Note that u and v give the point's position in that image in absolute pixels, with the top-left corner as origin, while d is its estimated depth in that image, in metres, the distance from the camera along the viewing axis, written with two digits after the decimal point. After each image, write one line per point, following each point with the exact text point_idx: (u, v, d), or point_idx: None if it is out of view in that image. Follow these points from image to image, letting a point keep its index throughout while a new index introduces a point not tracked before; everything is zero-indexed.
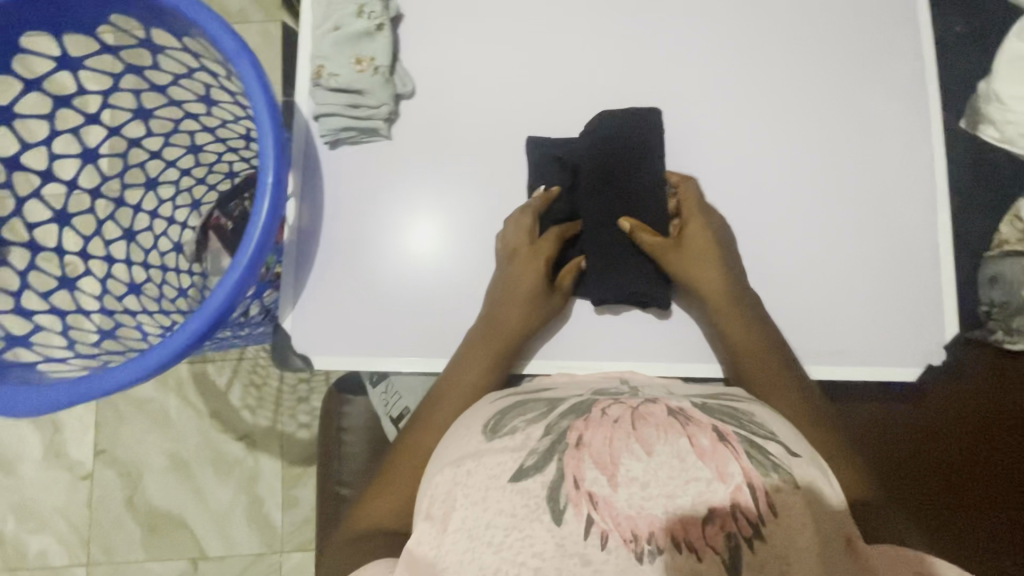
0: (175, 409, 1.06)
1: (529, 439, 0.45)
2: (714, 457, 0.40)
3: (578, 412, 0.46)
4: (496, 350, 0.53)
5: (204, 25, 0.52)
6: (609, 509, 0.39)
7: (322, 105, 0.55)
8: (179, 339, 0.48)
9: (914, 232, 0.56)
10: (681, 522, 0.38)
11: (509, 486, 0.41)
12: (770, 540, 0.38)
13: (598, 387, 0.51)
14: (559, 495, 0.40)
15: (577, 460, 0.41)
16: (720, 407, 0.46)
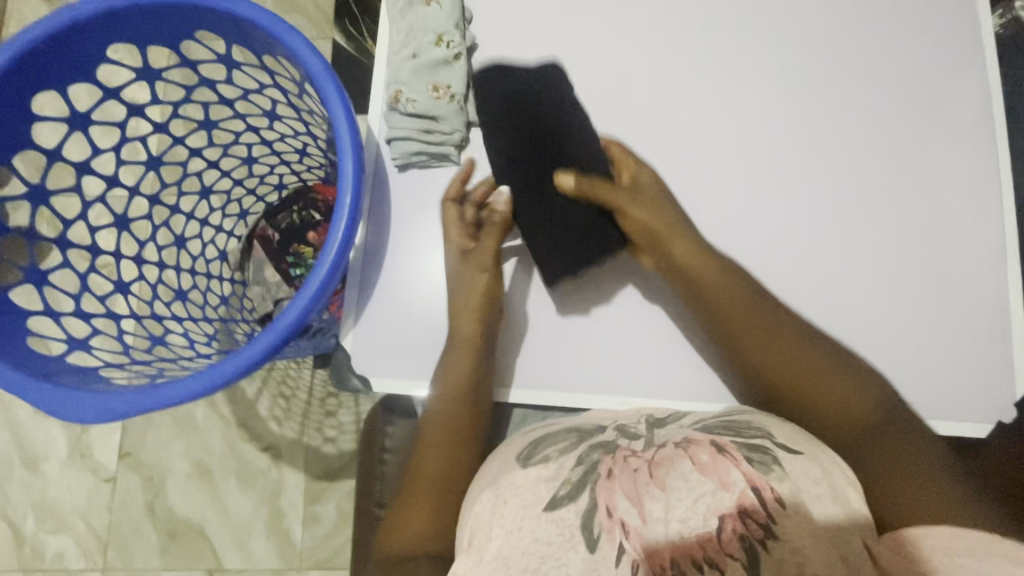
0: (202, 415, 1.06)
1: (563, 469, 0.46)
2: (715, 470, 0.42)
3: (606, 446, 0.48)
4: (455, 364, 0.53)
5: (291, 44, 0.52)
6: (641, 539, 0.41)
7: (396, 129, 0.56)
8: (252, 353, 0.48)
9: (983, 288, 0.56)
10: (703, 541, 0.40)
11: (544, 515, 0.43)
12: (784, 536, 0.39)
13: (621, 421, 0.52)
14: (592, 524, 0.42)
15: (609, 490, 0.43)
16: (718, 422, 0.48)
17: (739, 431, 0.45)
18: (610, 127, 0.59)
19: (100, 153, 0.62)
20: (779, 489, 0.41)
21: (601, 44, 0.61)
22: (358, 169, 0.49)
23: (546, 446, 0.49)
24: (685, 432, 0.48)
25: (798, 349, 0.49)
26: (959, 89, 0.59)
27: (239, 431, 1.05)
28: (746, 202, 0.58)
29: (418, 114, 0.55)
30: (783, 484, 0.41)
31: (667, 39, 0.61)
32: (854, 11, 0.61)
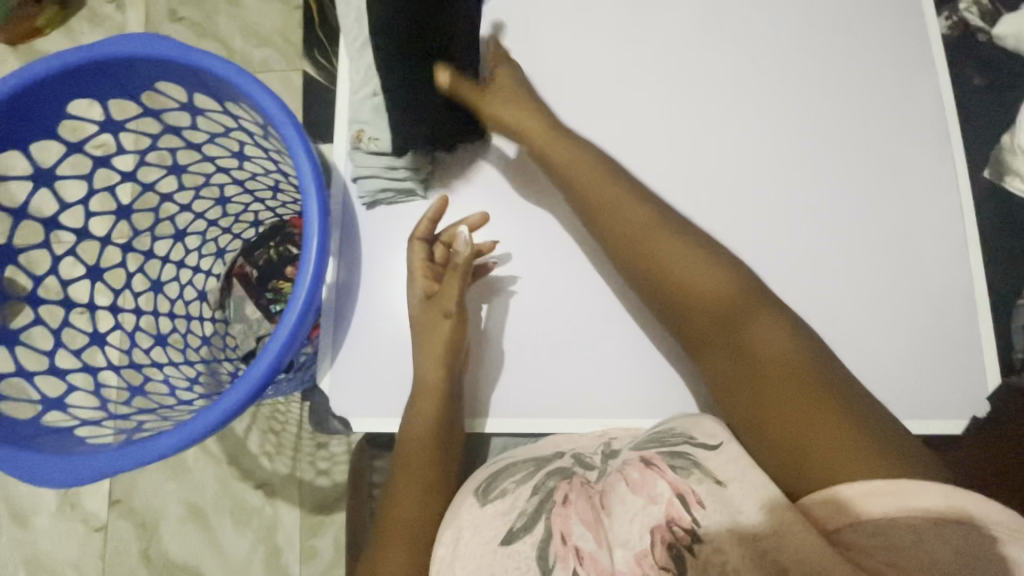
0: (192, 456, 1.05)
1: (518, 500, 0.48)
2: (643, 485, 0.42)
3: (562, 473, 0.49)
4: (426, 412, 0.52)
5: (254, 94, 0.53)
6: (594, 563, 0.41)
7: (361, 167, 0.57)
8: (228, 404, 0.48)
9: (949, 284, 0.57)
10: (641, 556, 0.40)
11: (501, 551, 0.44)
12: (708, 538, 0.38)
13: (580, 447, 0.53)
14: (547, 553, 0.43)
15: (563, 517, 0.44)
16: (648, 437, 0.48)
17: (663, 441, 0.45)
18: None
19: (65, 208, 0.61)
20: (700, 491, 0.41)
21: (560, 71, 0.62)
22: (323, 212, 0.49)
23: (502, 480, 0.50)
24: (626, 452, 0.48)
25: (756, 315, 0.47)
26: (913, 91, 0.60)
27: (231, 469, 1.04)
28: (712, 215, 0.59)
29: (382, 151, 0.56)
30: (704, 486, 0.41)
31: (625, 61, 0.62)
32: (805, 22, 0.62)
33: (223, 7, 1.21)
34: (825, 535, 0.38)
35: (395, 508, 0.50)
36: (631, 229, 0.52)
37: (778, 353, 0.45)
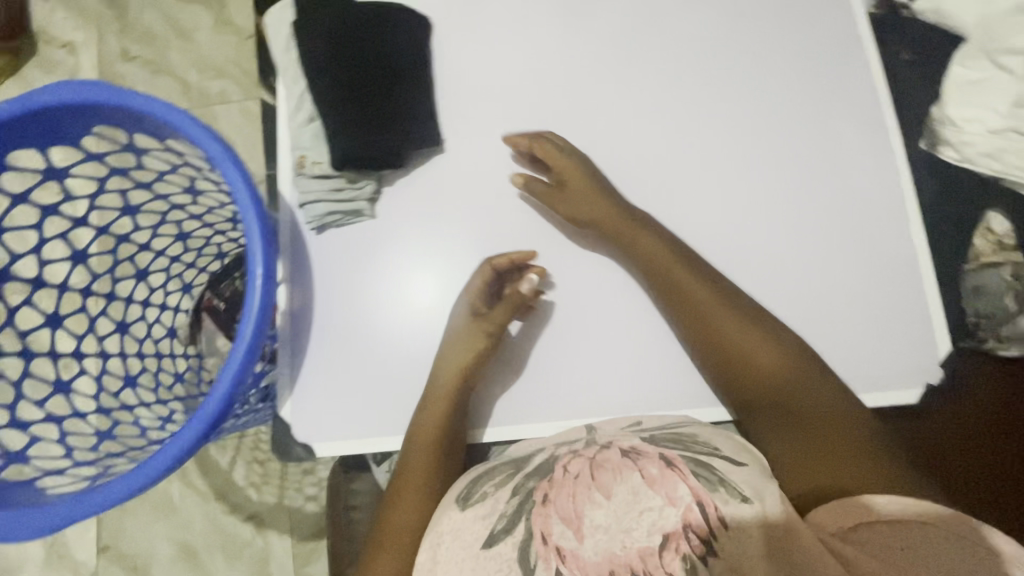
0: (178, 495, 1.04)
1: (498, 502, 0.46)
2: (663, 484, 0.41)
3: (541, 473, 0.47)
4: (440, 423, 0.53)
5: (189, 130, 0.53)
6: (576, 560, 0.40)
7: (305, 193, 0.57)
8: (183, 442, 0.48)
9: (895, 257, 0.58)
10: (643, 554, 0.39)
11: (482, 554, 0.43)
12: (723, 554, 0.38)
13: (564, 438, 0.53)
14: (528, 554, 0.41)
15: (544, 515, 0.42)
16: (667, 435, 0.48)
17: (686, 445, 0.45)
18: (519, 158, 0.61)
19: (16, 258, 0.60)
20: (723, 508, 0.39)
21: (499, 81, 0.62)
22: (266, 242, 0.50)
23: (483, 482, 0.49)
24: (634, 439, 0.48)
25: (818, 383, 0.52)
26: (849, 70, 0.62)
27: (218, 504, 1.04)
28: (659, 210, 0.60)
29: (325, 175, 0.57)
30: (727, 501, 0.40)
31: (562, 65, 0.63)
32: (734, 13, 0.63)
33: (175, 42, 1.20)
34: (832, 532, 0.43)
35: (387, 526, 0.50)
36: (699, 316, 0.54)
37: (785, 385, 0.52)
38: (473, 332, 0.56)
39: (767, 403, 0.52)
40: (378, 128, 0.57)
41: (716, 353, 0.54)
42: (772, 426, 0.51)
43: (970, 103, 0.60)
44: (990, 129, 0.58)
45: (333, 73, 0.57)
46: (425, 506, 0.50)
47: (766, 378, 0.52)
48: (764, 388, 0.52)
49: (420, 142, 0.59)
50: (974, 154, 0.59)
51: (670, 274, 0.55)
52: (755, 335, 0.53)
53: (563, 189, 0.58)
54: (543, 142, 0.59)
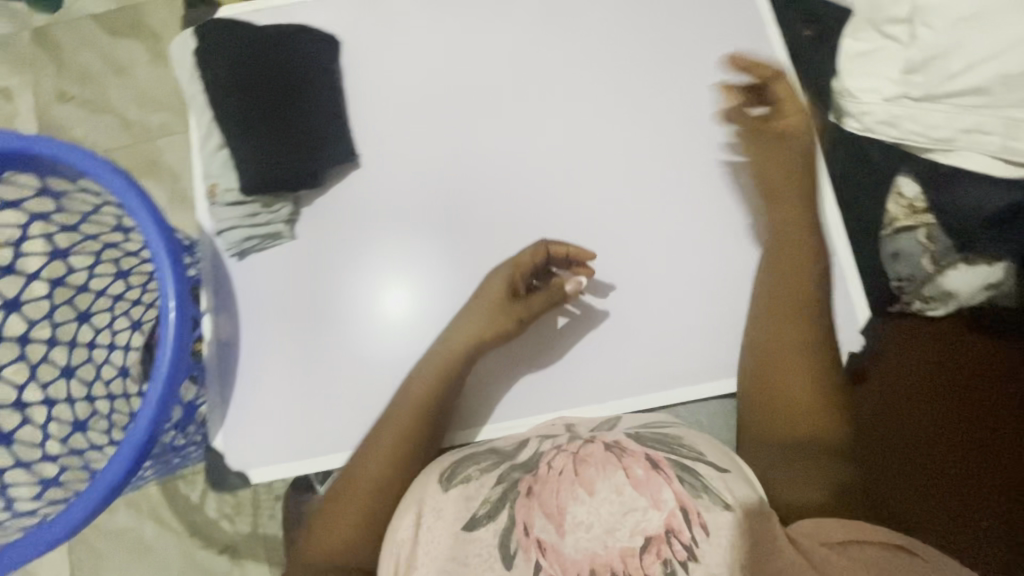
0: (151, 533, 1.03)
1: (483, 487, 0.48)
2: (648, 486, 0.44)
3: (525, 465, 0.49)
4: (428, 412, 0.54)
5: (92, 170, 0.53)
6: (556, 554, 0.42)
7: (222, 221, 0.58)
8: (108, 479, 0.48)
9: (810, 233, 0.59)
10: (624, 554, 0.41)
11: (462, 537, 0.45)
12: (703, 559, 0.41)
13: (542, 432, 0.55)
14: (509, 541, 0.44)
15: (527, 508, 0.45)
16: (653, 435, 0.50)
17: (673, 448, 0.48)
18: (438, 169, 0.61)
19: None
20: (705, 514, 0.43)
21: (411, 93, 0.63)
22: (176, 275, 0.50)
23: (469, 466, 0.50)
24: (618, 436, 0.50)
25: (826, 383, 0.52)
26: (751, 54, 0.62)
27: (193, 539, 1.02)
28: (579, 206, 0.61)
29: (239, 203, 0.57)
30: (709, 506, 0.43)
31: (474, 74, 0.63)
32: (640, 7, 0.64)
33: (110, 78, 1.18)
34: (825, 543, 0.44)
35: (358, 470, 0.52)
36: (804, 282, 0.55)
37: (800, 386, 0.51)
38: (501, 314, 0.55)
39: (790, 376, 0.52)
40: (284, 150, 0.57)
41: (768, 330, 0.54)
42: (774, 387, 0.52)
43: (863, 73, 0.57)
44: (884, 98, 0.56)
45: (235, 100, 0.57)
46: (397, 461, 0.52)
47: (788, 348, 0.53)
48: (785, 360, 0.53)
49: (333, 162, 0.59)
50: (872, 123, 0.58)
51: (788, 234, 0.57)
52: (809, 313, 0.54)
53: (784, 136, 0.58)
54: (779, 80, 0.58)
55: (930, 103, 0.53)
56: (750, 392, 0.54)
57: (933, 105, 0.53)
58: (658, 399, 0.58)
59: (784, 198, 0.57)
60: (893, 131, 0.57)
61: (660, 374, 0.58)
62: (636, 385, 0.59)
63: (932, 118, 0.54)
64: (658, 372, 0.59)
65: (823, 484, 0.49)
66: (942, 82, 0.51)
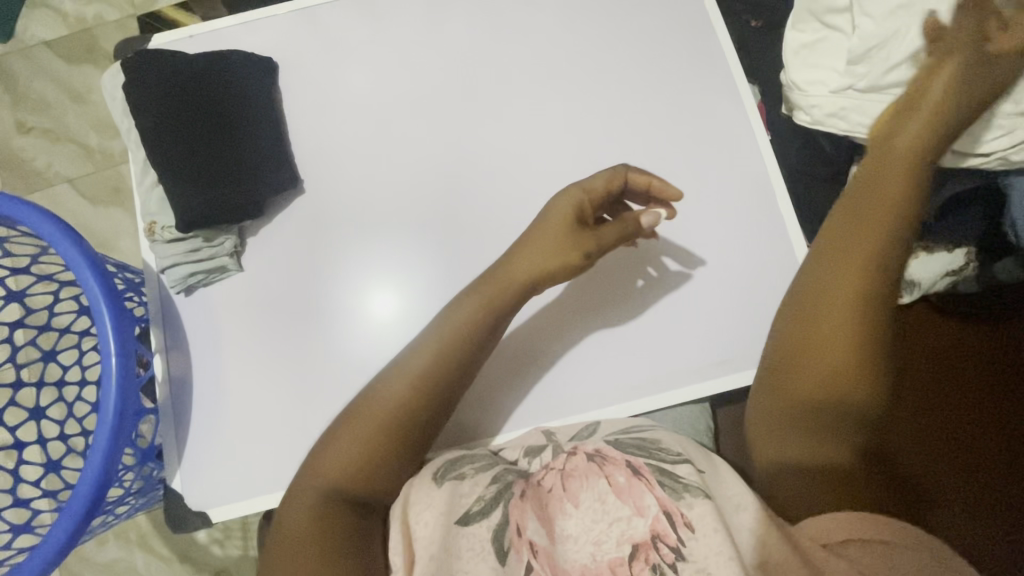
0: (143, 562, 1.03)
1: (476, 487, 0.49)
2: (631, 494, 0.45)
3: (519, 473, 0.50)
4: (439, 377, 0.50)
5: (23, 218, 0.51)
6: (548, 558, 0.43)
7: (163, 258, 0.56)
8: (59, 535, 0.48)
9: (768, 231, 0.58)
10: (613, 566, 0.42)
11: (459, 530, 0.46)
12: (692, 556, 0.42)
13: (527, 442, 0.55)
14: (503, 539, 0.45)
15: (521, 510, 0.46)
16: (632, 440, 0.50)
17: (651, 452, 0.48)
18: (386, 189, 0.60)
19: None
20: (689, 514, 0.43)
21: (354, 114, 0.61)
22: (112, 322, 0.49)
23: (464, 464, 0.52)
24: (598, 442, 0.51)
25: (875, 344, 0.45)
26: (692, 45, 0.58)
27: (184, 564, 1.02)
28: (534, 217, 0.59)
29: (179, 238, 0.56)
30: (692, 504, 0.44)
31: (417, 88, 0.62)
32: (582, 10, 0.62)
33: (69, 106, 1.16)
34: (824, 544, 0.42)
35: (373, 406, 0.49)
36: (879, 216, 0.46)
37: (848, 337, 0.45)
38: (539, 246, 0.52)
39: (847, 330, 0.45)
40: (221, 183, 0.55)
41: (833, 269, 0.46)
42: (822, 327, 0.46)
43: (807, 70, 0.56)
44: (831, 90, 0.54)
45: (166, 135, 0.55)
46: (416, 405, 0.50)
47: (839, 302, 0.46)
48: (838, 305, 0.46)
49: (272, 190, 0.57)
50: (821, 116, 0.56)
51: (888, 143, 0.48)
52: (874, 266, 0.45)
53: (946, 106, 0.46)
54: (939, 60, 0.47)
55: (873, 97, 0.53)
56: (788, 319, 0.48)
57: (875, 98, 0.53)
58: (630, 408, 0.57)
59: (914, 117, 0.47)
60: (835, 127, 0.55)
61: (625, 385, 0.57)
62: (606, 395, 0.57)
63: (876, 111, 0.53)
64: (620, 383, 0.57)
65: (838, 446, 0.46)
66: (883, 74, 0.52)
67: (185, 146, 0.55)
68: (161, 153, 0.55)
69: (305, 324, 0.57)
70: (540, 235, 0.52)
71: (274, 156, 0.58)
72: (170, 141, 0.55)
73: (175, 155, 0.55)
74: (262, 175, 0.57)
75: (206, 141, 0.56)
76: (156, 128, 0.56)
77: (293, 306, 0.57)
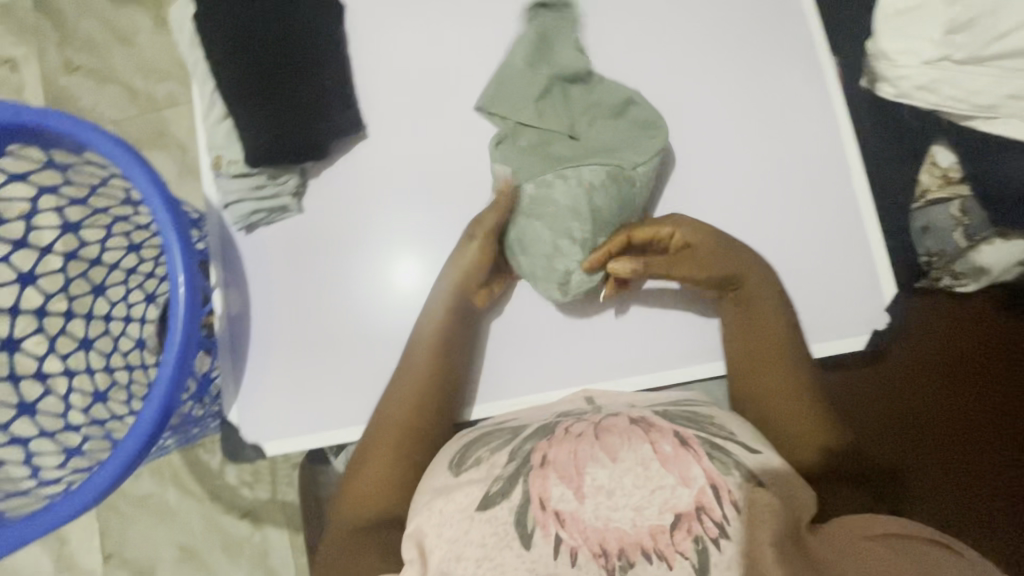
0: (174, 499, 1.04)
1: (494, 467, 0.47)
2: (677, 463, 0.43)
3: (540, 434, 0.48)
4: (420, 378, 0.54)
5: (94, 142, 0.51)
6: (577, 524, 0.41)
7: (228, 193, 0.57)
8: (126, 452, 0.49)
9: (836, 204, 0.57)
10: (653, 532, 0.41)
11: (478, 516, 0.43)
12: (735, 536, 0.41)
13: (561, 409, 0.53)
14: (526, 520, 0.42)
15: (542, 479, 0.43)
16: (681, 413, 0.49)
17: (702, 425, 0.47)
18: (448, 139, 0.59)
19: None
20: (735, 492, 0.42)
21: (424, 59, 0.61)
22: (184, 249, 0.50)
23: (479, 448, 0.50)
24: (646, 413, 0.49)
25: (794, 365, 0.52)
26: (572, 30, 0.58)
27: (214, 504, 1.03)
28: None
29: (245, 174, 0.56)
30: (738, 482, 0.43)
31: (486, 37, 0.61)
32: None
33: (117, 47, 1.15)
34: (866, 536, 0.44)
35: (377, 440, 0.53)
36: (760, 287, 0.54)
37: (772, 369, 0.52)
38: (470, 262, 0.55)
39: (781, 380, 0.52)
40: (287, 120, 0.55)
41: (738, 321, 0.54)
42: (767, 392, 0.51)
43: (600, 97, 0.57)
44: (924, 61, 0.52)
45: (238, 67, 0.55)
46: (414, 424, 0.53)
47: (757, 348, 0.53)
48: (764, 344, 0.53)
49: (338, 131, 0.57)
50: (909, 89, 0.53)
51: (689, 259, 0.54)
52: (776, 310, 0.53)
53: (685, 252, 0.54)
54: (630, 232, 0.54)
55: (590, 159, 0.53)
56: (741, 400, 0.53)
57: (594, 166, 0.53)
58: (683, 373, 0.57)
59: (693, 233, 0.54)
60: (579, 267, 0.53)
61: (677, 351, 0.57)
62: (658, 359, 0.57)
63: (604, 174, 0.53)
64: (672, 351, 0.58)
65: (812, 451, 0.49)
66: (988, 42, 0.50)
67: (257, 79, 0.55)
68: (234, 85, 0.55)
69: (315, 320, 0.57)
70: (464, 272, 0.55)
71: (344, 96, 0.58)
72: (244, 73, 0.55)
73: (247, 89, 0.55)
74: (333, 114, 0.57)
75: (278, 76, 0.55)
76: (230, 60, 0.55)
77: (308, 284, 0.58)
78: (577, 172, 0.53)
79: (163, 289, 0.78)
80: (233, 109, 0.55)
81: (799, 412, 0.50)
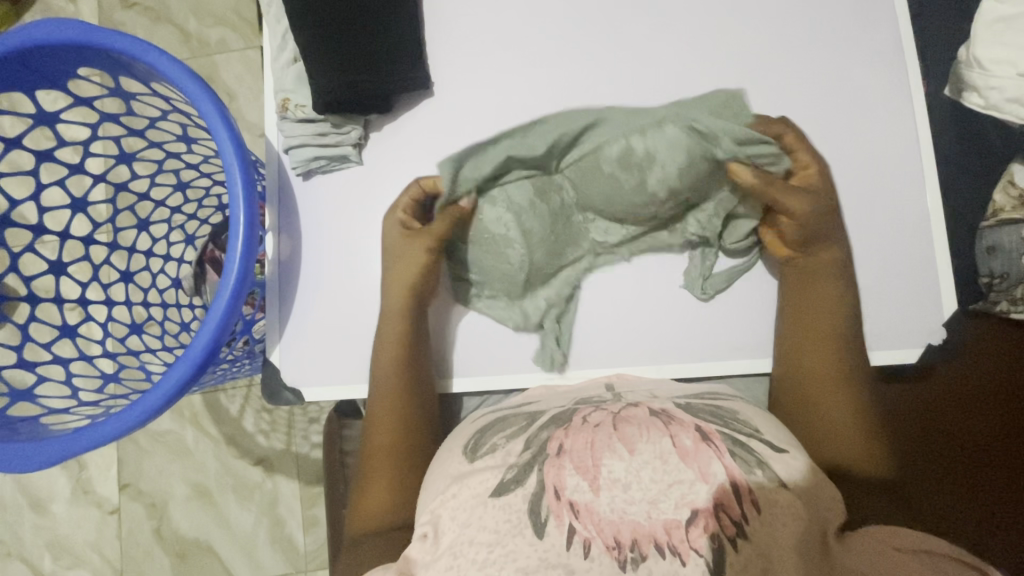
0: (192, 438, 1.06)
1: (509, 455, 0.44)
2: (696, 458, 0.40)
3: (557, 423, 0.46)
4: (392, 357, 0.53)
5: (164, 69, 0.51)
6: (592, 516, 0.39)
7: (291, 137, 0.57)
8: (171, 381, 0.49)
9: (905, 212, 0.55)
10: (667, 527, 0.38)
11: (492, 502, 0.41)
12: (754, 538, 0.38)
13: (580, 395, 0.51)
14: (540, 507, 0.40)
15: (558, 468, 0.41)
16: (704, 406, 0.46)
17: (725, 421, 0.43)
18: None
19: (16, 204, 0.59)
20: (755, 490, 0.39)
21: (503, 22, 0.60)
22: (248, 186, 0.49)
23: (494, 435, 0.47)
24: (665, 403, 0.46)
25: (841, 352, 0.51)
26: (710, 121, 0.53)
27: (230, 448, 1.05)
28: None
29: (310, 119, 0.56)
30: (762, 483, 0.40)
31: (566, 5, 0.59)
32: None
33: None
34: (897, 547, 0.40)
35: (373, 415, 0.53)
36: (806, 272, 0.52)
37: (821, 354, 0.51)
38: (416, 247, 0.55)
39: (826, 393, 0.50)
40: (365, 66, 0.55)
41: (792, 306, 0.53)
42: (809, 408, 0.50)
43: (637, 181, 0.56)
44: (1019, 72, 0.54)
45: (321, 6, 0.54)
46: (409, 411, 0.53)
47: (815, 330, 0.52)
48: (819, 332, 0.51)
49: (407, 86, 0.56)
50: (999, 101, 0.56)
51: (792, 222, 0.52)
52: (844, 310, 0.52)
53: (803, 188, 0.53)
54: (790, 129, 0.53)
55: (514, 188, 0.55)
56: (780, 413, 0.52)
57: (519, 181, 0.55)
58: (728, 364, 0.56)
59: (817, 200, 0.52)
60: (534, 284, 0.56)
61: (729, 344, 0.56)
62: (699, 350, 0.56)
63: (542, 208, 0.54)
64: (718, 343, 0.56)
65: (843, 455, 0.48)
66: None
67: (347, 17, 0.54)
68: (317, 22, 0.54)
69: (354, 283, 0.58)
70: (395, 226, 0.56)
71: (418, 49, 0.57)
72: (328, 10, 0.54)
73: (328, 27, 0.54)
74: (408, 69, 0.56)
75: (365, 21, 0.55)
76: None
77: (353, 244, 0.58)
78: (504, 190, 0.55)
79: (204, 231, 0.78)
80: (309, 49, 0.55)
81: (841, 415, 0.49)
